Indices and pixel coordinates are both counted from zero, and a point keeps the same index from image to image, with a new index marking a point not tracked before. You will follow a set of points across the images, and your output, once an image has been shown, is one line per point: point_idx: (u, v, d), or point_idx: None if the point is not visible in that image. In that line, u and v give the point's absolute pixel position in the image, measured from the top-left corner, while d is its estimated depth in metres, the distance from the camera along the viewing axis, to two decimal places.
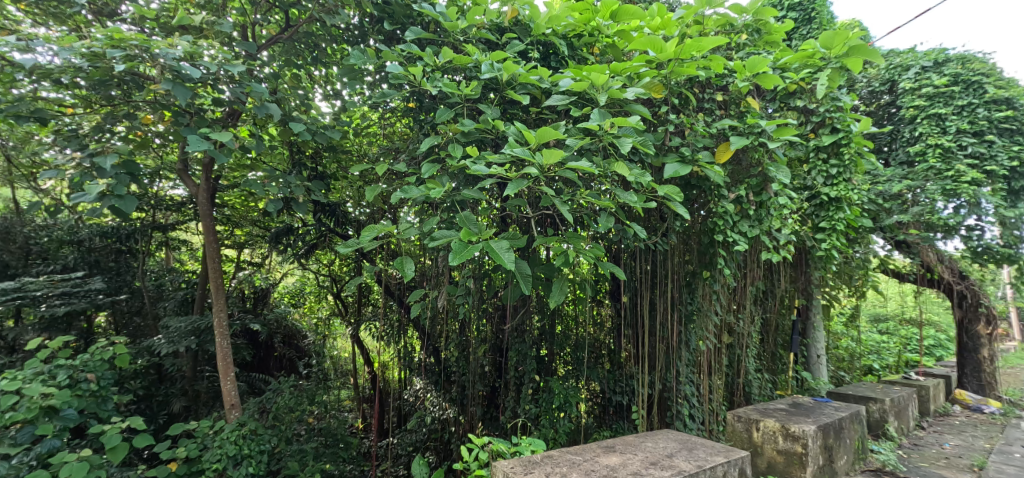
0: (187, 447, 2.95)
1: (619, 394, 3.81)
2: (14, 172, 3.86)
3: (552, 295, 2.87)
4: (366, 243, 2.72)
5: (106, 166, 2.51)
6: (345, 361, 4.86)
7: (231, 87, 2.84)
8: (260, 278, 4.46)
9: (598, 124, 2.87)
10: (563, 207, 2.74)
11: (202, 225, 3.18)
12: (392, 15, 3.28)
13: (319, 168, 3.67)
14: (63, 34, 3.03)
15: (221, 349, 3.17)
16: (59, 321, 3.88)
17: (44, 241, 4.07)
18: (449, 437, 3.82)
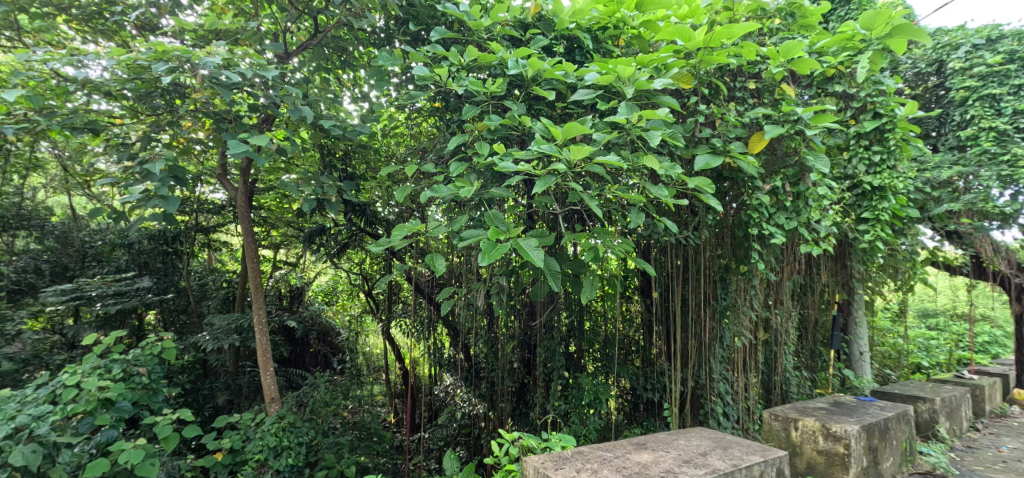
0: (231, 438, 3.09)
1: (649, 391, 3.75)
2: (71, 180, 4.12)
3: (584, 291, 2.90)
4: (396, 242, 2.79)
5: (155, 171, 2.65)
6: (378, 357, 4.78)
7: (266, 93, 2.94)
8: (296, 278, 4.67)
9: (625, 118, 2.85)
10: (592, 204, 2.72)
11: (240, 226, 3.31)
12: (417, 16, 3.33)
13: (350, 169, 3.79)
14: (110, 49, 3.20)
15: (261, 345, 3.29)
16: (114, 318, 4.13)
17: (99, 245, 4.34)
18: (479, 432, 3.87)
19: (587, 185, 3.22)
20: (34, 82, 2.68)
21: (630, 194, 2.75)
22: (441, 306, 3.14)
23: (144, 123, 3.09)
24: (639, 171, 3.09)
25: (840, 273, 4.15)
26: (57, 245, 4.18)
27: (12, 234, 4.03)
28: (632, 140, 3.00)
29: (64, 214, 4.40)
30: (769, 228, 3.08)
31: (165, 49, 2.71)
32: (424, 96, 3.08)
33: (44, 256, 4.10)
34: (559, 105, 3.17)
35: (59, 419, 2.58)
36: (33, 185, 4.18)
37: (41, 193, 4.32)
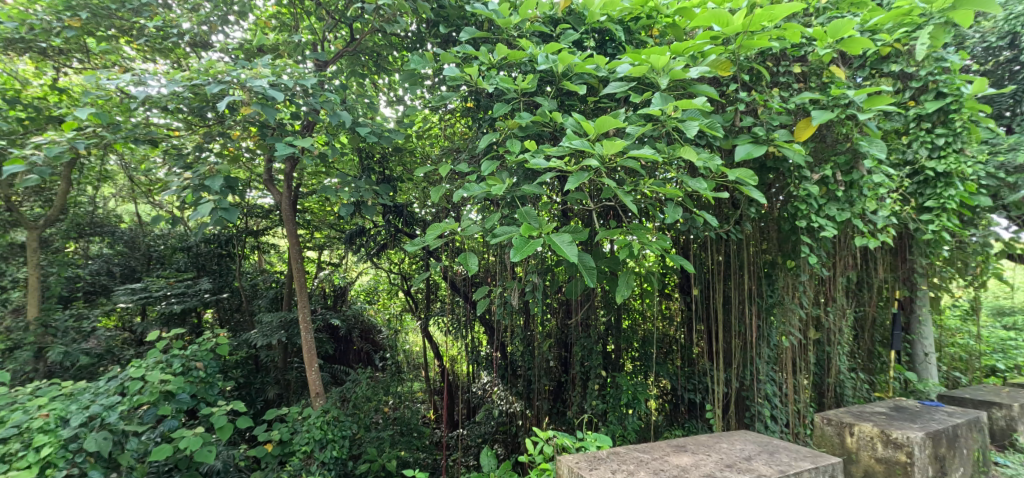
0: (280, 430, 3.25)
1: (691, 392, 3.70)
2: (138, 189, 4.46)
3: (618, 289, 2.86)
4: (430, 240, 2.83)
5: (215, 187, 2.81)
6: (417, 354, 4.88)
7: (306, 101, 3.05)
8: (339, 278, 4.81)
9: (660, 109, 2.76)
10: (627, 199, 2.66)
11: (285, 229, 3.48)
12: (447, 18, 3.39)
13: (387, 171, 3.91)
14: (165, 66, 3.42)
15: (307, 342, 3.44)
16: (176, 315, 4.50)
17: (161, 248, 4.78)
18: (516, 430, 3.89)
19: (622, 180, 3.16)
20: (99, 101, 2.90)
21: (666, 189, 2.66)
22: (478, 304, 3.12)
23: (197, 134, 3.25)
24: (674, 164, 3.01)
25: (900, 268, 3.89)
26: (126, 250, 4.61)
27: (87, 241, 4.44)
28: (667, 131, 2.93)
29: (132, 221, 4.80)
30: (818, 220, 2.92)
31: (216, 69, 2.89)
32: (456, 97, 3.11)
33: (115, 259, 4.53)
34: (591, 100, 3.16)
35: (128, 408, 2.82)
36: (106, 194, 4.57)
37: (113, 202, 4.72)
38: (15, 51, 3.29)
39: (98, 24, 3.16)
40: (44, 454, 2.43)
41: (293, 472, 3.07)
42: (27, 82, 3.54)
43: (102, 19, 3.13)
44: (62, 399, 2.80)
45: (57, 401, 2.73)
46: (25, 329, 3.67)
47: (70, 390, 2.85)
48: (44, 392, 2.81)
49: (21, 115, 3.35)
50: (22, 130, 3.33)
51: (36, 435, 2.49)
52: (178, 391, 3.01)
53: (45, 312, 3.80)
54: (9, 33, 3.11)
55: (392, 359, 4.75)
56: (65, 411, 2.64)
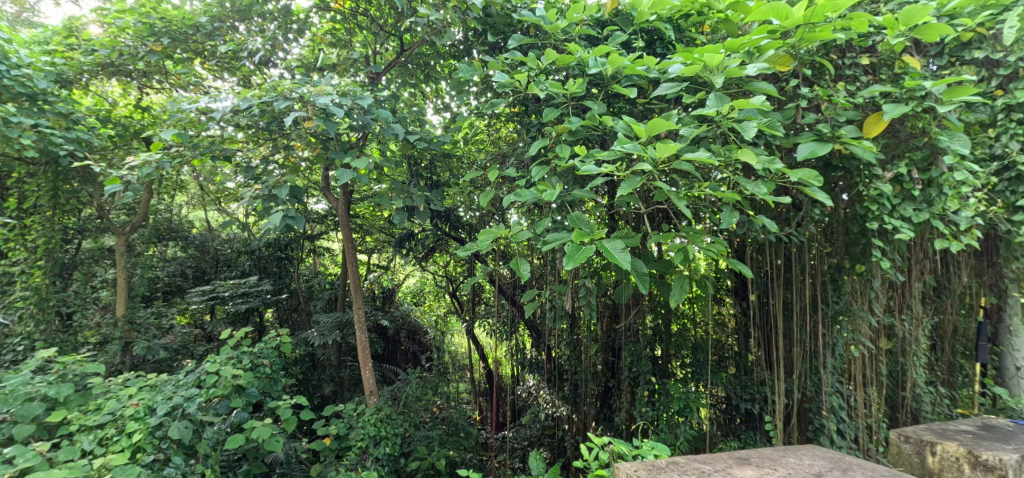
0: (337, 426, 3.39)
1: (747, 402, 3.58)
2: (209, 197, 4.80)
3: (672, 294, 2.82)
4: (481, 246, 2.89)
5: (283, 196, 2.95)
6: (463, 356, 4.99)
7: (361, 115, 3.16)
8: (388, 280, 5.05)
9: (715, 110, 2.67)
10: (682, 203, 2.62)
11: (341, 233, 3.65)
12: (494, 26, 3.46)
13: (434, 177, 3.88)
14: (233, 84, 3.62)
15: (362, 342, 3.57)
16: (242, 315, 4.82)
17: (228, 252, 5.14)
18: (563, 435, 3.88)
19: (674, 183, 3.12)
20: (182, 123, 3.12)
21: (722, 193, 2.58)
22: (526, 309, 3.15)
23: (263, 146, 3.35)
24: (731, 165, 2.92)
25: (986, 273, 3.52)
26: (197, 253, 5.04)
27: (165, 245, 4.87)
28: (722, 132, 2.84)
29: (203, 227, 5.22)
30: (892, 221, 2.73)
31: (284, 87, 3.04)
32: (507, 103, 3.17)
33: (188, 262, 4.94)
34: (640, 101, 3.14)
35: (205, 400, 3.07)
36: (180, 203, 5.06)
37: (186, 210, 5.17)
38: (106, 74, 3.67)
39: (177, 48, 3.46)
40: (135, 439, 2.68)
41: (349, 466, 3.19)
42: (115, 103, 3.93)
43: (179, 43, 3.43)
44: (148, 389, 3.08)
45: (144, 392, 3.01)
46: (115, 324, 4.10)
47: (154, 382, 3.13)
48: (133, 383, 3.10)
49: (112, 132, 3.81)
50: (112, 146, 3.81)
51: (128, 421, 2.75)
52: (249, 385, 3.24)
53: (131, 310, 4.22)
54: (102, 59, 3.49)
55: (439, 360, 4.77)
56: (152, 401, 2.91)
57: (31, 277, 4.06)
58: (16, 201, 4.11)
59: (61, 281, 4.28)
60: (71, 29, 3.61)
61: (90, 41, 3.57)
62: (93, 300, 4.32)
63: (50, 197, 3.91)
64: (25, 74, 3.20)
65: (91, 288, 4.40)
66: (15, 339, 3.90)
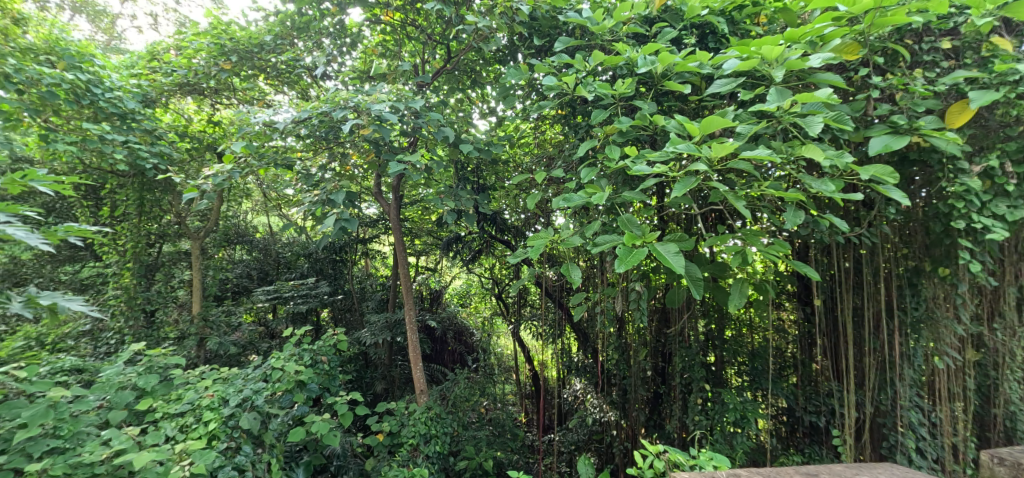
0: (390, 422, 3.49)
1: (811, 414, 3.36)
2: (272, 203, 5.10)
3: (730, 298, 2.70)
4: (533, 252, 2.89)
5: (340, 200, 3.10)
6: (509, 358, 4.95)
7: (411, 120, 3.25)
8: (435, 282, 5.23)
9: (776, 105, 2.53)
10: (739, 203, 2.52)
11: (393, 235, 3.78)
12: (540, 29, 3.47)
13: (482, 181, 3.98)
14: (293, 97, 3.86)
15: (413, 342, 3.67)
16: (302, 314, 5.09)
17: (288, 254, 5.42)
18: (611, 440, 3.82)
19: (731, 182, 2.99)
20: (249, 136, 3.33)
21: (784, 193, 2.44)
22: (575, 313, 3.13)
23: (320, 155, 3.51)
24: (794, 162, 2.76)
25: None
26: (260, 255, 5.39)
27: (233, 248, 5.33)
28: (783, 128, 2.69)
29: (265, 231, 5.60)
30: (982, 220, 2.48)
31: (342, 98, 3.18)
32: (554, 105, 3.16)
33: (253, 263, 5.36)
34: (693, 98, 3.06)
35: (271, 393, 3.28)
36: (245, 209, 5.45)
37: (251, 215, 5.58)
38: (183, 93, 4.02)
39: (244, 65, 3.73)
40: (211, 427, 2.91)
41: (402, 462, 3.29)
42: (191, 118, 4.28)
43: (246, 61, 3.71)
44: (221, 382, 3.33)
45: (218, 384, 3.25)
46: (191, 321, 4.50)
47: (226, 375, 3.38)
48: (208, 375, 3.36)
49: (189, 145, 4.22)
50: (190, 159, 4.23)
51: (204, 411, 2.98)
52: (309, 381, 3.43)
53: (205, 308, 4.63)
54: (180, 79, 3.84)
55: (485, 360, 4.74)
56: (225, 392, 3.15)
57: (122, 277, 4.48)
58: (109, 210, 4.58)
59: (148, 281, 4.69)
60: (154, 53, 4.01)
61: (170, 63, 3.93)
62: (172, 298, 4.79)
63: (138, 204, 4.31)
64: (116, 96, 3.57)
65: (169, 287, 4.87)
66: (108, 333, 4.32)
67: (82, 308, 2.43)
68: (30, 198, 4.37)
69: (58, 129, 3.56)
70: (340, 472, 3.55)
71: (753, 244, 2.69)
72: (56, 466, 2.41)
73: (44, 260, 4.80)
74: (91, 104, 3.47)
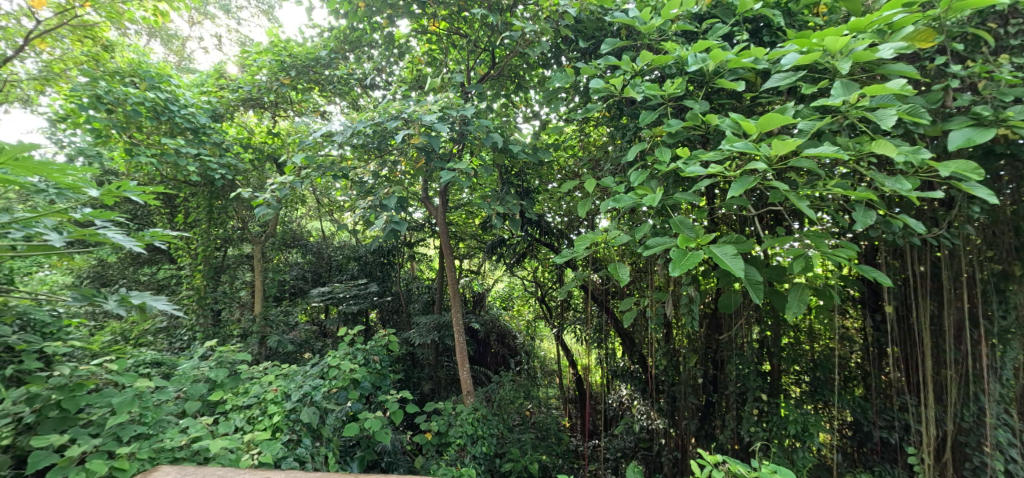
0: (438, 422, 3.55)
1: (882, 429, 3.11)
2: (325, 208, 5.36)
3: (790, 305, 2.57)
4: (579, 253, 2.87)
5: (392, 206, 3.16)
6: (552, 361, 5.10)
7: (459, 127, 3.30)
8: (477, 284, 5.20)
9: (841, 100, 2.36)
10: (802, 204, 2.38)
11: (440, 239, 3.88)
12: (584, 31, 3.45)
13: (525, 183, 3.94)
14: (344, 107, 4.05)
15: (460, 344, 3.73)
16: (355, 315, 5.29)
17: (339, 257, 5.74)
18: (659, 448, 3.73)
19: (790, 180, 2.84)
20: (308, 147, 3.52)
21: (855, 191, 2.28)
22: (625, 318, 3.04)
23: (371, 162, 3.60)
24: (862, 159, 2.58)
25: None
26: (314, 259, 5.75)
27: (289, 252, 5.77)
28: (849, 123, 2.53)
29: (318, 235, 5.97)
30: None
31: (394, 108, 3.26)
32: (601, 107, 3.11)
33: (307, 266, 5.72)
34: (748, 95, 2.93)
35: (328, 389, 3.45)
36: (300, 214, 5.79)
37: (306, 220, 5.92)
38: (247, 106, 4.31)
39: (301, 79, 3.96)
40: (274, 420, 3.09)
41: (449, 462, 3.32)
42: (253, 131, 4.59)
43: (303, 75, 3.93)
44: (282, 378, 3.53)
45: (280, 380, 3.46)
46: (253, 320, 4.85)
47: (287, 371, 3.59)
48: (270, 371, 3.57)
49: (251, 156, 4.51)
50: (252, 168, 4.51)
51: (269, 405, 3.19)
52: (363, 379, 3.58)
53: (265, 309, 4.95)
54: (245, 95, 4.16)
55: (529, 364, 4.83)
56: (287, 388, 3.34)
57: (194, 278, 4.88)
58: (183, 216, 5.01)
59: (215, 282, 5.12)
60: (222, 71, 4.34)
61: (236, 80, 4.25)
62: (235, 298, 5.15)
63: (207, 210, 4.69)
64: (189, 112, 3.89)
65: (234, 287, 5.25)
66: (182, 330, 4.66)
67: (164, 308, 2.67)
68: (118, 206, 4.83)
69: (140, 142, 3.90)
70: (391, 468, 3.65)
71: (815, 248, 2.56)
72: (143, 450, 2.61)
73: (127, 262, 5.30)
74: (168, 120, 3.80)
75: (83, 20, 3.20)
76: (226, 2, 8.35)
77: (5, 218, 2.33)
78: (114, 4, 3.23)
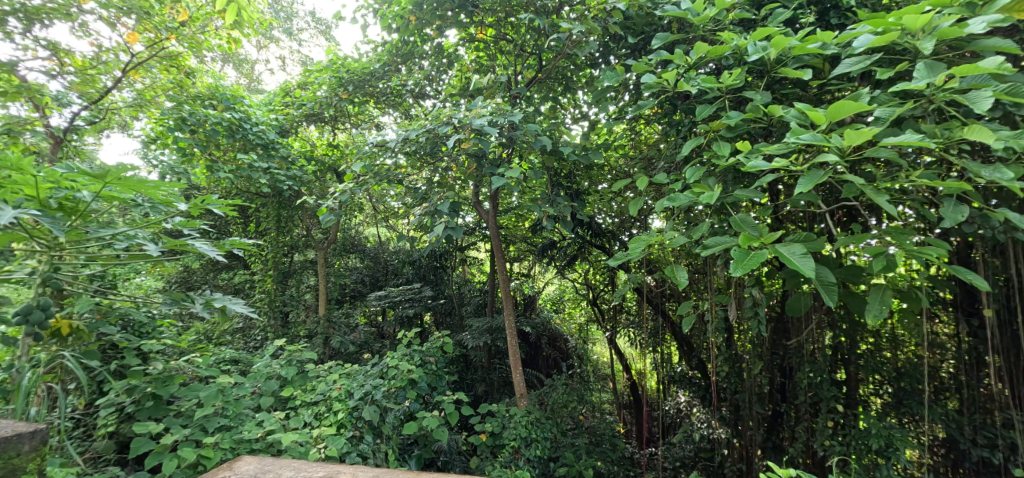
0: (492, 424, 3.58)
1: (983, 448, 2.73)
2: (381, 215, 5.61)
3: (869, 307, 2.32)
4: (634, 255, 2.75)
5: (445, 212, 3.24)
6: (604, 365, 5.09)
7: (510, 131, 3.31)
8: (529, 287, 5.20)
9: (925, 83, 2.14)
10: (881, 198, 2.17)
11: (492, 243, 3.92)
12: (634, 27, 3.38)
13: (576, 185, 3.89)
14: (397, 117, 4.23)
15: (512, 346, 3.76)
16: (413, 318, 5.46)
17: (395, 262, 6.02)
18: (721, 460, 3.56)
19: (866, 173, 2.64)
20: (366, 156, 3.65)
21: (944, 181, 2.04)
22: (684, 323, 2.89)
23: (424, 170, 3.72)
24: (952, 147, 2.34)
25: None
26: (371, 263, 6.07)
27: (348, 258, 6.05)
28: (934, 107, 2.30)
29: (375, 241, 6.28)
30: None
31: (445, 114, 3.34)
32: (654, 105, 3.00)
33: (365, 270, 6.01)
34: (815, 83, 2.73)
35: (388, 389, 3.60)
36: (358, 221, 6.11)
37: (364, 227, 6.22)
38: (310, 121, 4.62)
39: (358, 93, 4.18)
40: (339, 416, 3.25)
41: (504, 463, 3.33)
42: (314, 144, 4.90)
43: (359, 89, 4.15)
44: (345, 377, 3.73)
45: (343, 378, 3.64)
46: (317, 322, 5.18)
47: (349, 371, 3.78)
48: (335, 370, 3.77)
49: (314, 168, 4.82)
50: (316, 179, 4.82)
51: (334, 402, 3.36)
52: (419, 379, 3.75)
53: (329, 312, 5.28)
54: (307, 111, 4.46)
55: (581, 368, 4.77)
56: (350, 386, 3.51)
57: (265, 282, 5.31)
58: (255, 225, 5.47)
59: (284, 286, 5.52)
60: (287, 90, 4.68)
61: (302, 98, 4.58)
62: (301, 301, 5.53)
63: (276, 220, 5.07)
64: (260, 129, 4.32)
65: (300, 291, 5.63)
66: (256, 330, 5.14)
67: (243, 310, 2.87)
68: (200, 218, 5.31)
69: (219, 160, 4.30)
70: (447, 467, 3.73)
71: (898, 246, 2.33)
72: (226, 440, 2.81)
73: (208, 268, 5.81)
74: (242, 137, 4.20)
75: (170, 51, 3.54)
76: (288, 26, 9.01)
77: (111, 231, 2.57)
78: (194, 34, 3.60)
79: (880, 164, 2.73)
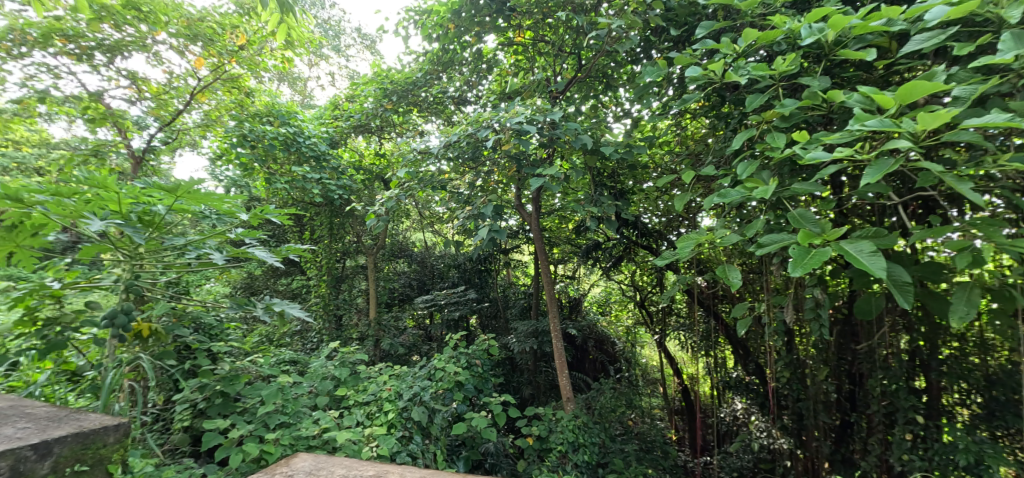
0: (539, 427, 3.55)
1: None
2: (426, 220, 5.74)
3: (953, 309, 2.09)
4: (683, 255, 2.65)
5: (488, 215, 3.25)
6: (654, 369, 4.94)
7: (549, 132, 3.29)
8: (574, 290, 5.13)
9: (1014, 56, 1.91)
10: (964, 186, 1.95)
11: (535, 245, 3.92)
12: (676, 18, 3.26)
13: (619, 185, 3.81)
14: (439, 124, 4.33)
15: (558, 349, 3.72)
16: (460, 320, 5.54)
17: (440, 264, 6.09)
18: (783, 471, 3.31)
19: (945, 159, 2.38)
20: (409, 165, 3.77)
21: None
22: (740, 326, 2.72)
23: (465, 174, 3.76)
24: None
25: None
26: (417, 267, 6.22)
27: (396, 263, 6.24)
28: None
29: (422, 246, 6.44)
30: None
31: (484, 118, 3.36)
32: (699, 97, 2.85)
33: (412, 274, 6.14)
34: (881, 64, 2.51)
35: (436, 390, 3.67)
36: (405, 227, 6.29)
37: (411, 232, 6.40)
38: (357, 132, 4.85)
39: (402, 102, 4.33)
40: (390, 416, 3.34)
41: (551, 467, 3.29)
42: (363, 154, 5.12)
43: (403, 98, 4.30)
44: (394, 378, 3.84)
45: (393, 380, 3.76)
46: (369, 325, 5.40)
47: (399, 372, 3.89)
48: (385, 371, 3.90)
49: (362, 177, 5.04)
50: (364, 187, 5.03)
51: (384, 402, 3.47)
52: (467, 381, 3.83)
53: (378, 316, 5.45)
54: (356, 122, 4.67)
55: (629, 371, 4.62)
56: (399, 388, 3.61)
57: (320, 287, 5.60)
58: (309, 233, 5.78)
59: (337, 290, 5.78)
60: (336, 104, 4.93)
61: (352, 111, 4.81)
62: (353, 305, 5.77)
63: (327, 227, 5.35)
64: (313, 141, 4.60)
65: (352, 295, 5.87)
66: (312, 333, 5.40)
67: (299, 315, 3.00)
68: (261, 227, 5.67)
69: (276, 172, 4.59)
70: (494, 469, 3.75)
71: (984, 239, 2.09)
72: (285, 437, 2.95)
73: (270, 274, 6.18)
74: (296, 150, 4.50)
75: (231, 73, 3.85)
76: (336, 42, 9.51)
77: (183, 240, 2.79)
78: (252, 56, 3.88)
79: (960, 148, 2.47)
